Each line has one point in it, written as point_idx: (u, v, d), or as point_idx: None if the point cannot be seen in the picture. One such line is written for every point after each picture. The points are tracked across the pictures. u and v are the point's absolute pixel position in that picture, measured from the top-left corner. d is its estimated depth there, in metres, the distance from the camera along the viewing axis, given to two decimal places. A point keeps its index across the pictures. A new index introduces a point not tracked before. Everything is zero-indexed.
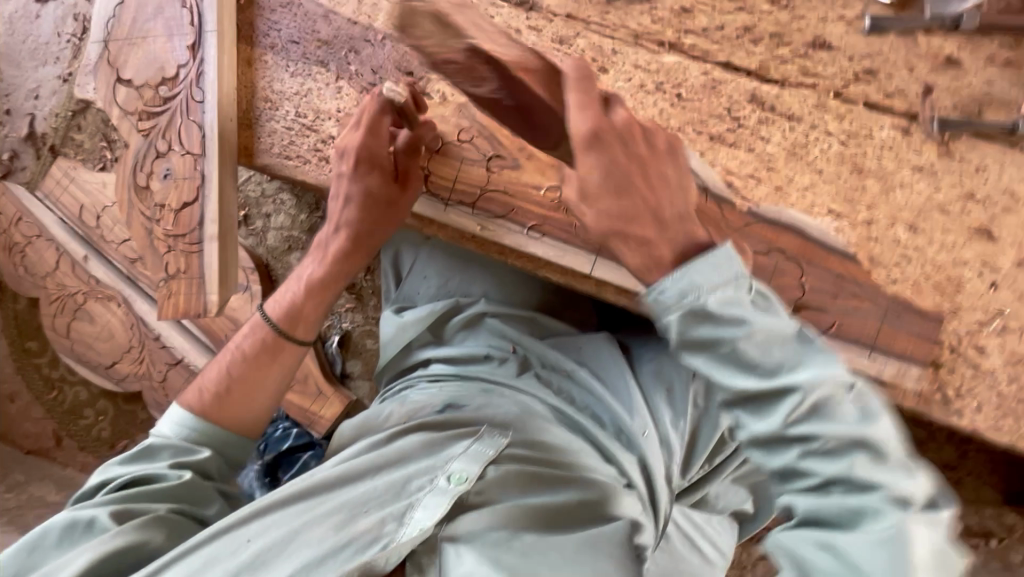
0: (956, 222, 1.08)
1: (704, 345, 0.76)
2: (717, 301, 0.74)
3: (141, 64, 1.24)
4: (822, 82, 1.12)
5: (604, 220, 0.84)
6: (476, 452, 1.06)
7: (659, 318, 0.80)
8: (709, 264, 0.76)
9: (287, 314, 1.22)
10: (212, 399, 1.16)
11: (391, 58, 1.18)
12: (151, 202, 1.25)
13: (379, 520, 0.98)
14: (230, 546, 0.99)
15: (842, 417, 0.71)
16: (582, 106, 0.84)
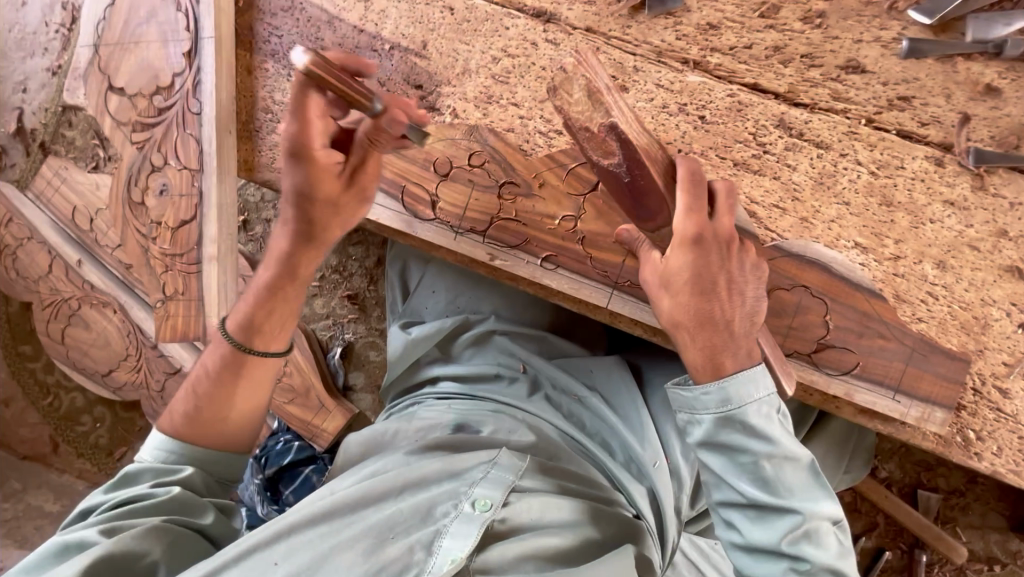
0: (987, 260, 1.04)
1: (725, 450, 0.82)
2: (753, 415, 0.80)
3: (134, 72, 1.17)
4: (854, 108, 1.06)
5: (680, 313, 0.86)
6: (497, 477, 0.96)
7: (690, 413, 0.85)
8: (753, 379, 0.82)
9: (244, 326, 0.98)
10: (186, 422, 0.97)
11: (399, 70, 1.15)
12: (147, 219, 1.19)
13: (407, 547, 0.86)
14: (253, 572, 0.84)
15: (825, 545, 0.78)
16: (690, 209, 0.86)
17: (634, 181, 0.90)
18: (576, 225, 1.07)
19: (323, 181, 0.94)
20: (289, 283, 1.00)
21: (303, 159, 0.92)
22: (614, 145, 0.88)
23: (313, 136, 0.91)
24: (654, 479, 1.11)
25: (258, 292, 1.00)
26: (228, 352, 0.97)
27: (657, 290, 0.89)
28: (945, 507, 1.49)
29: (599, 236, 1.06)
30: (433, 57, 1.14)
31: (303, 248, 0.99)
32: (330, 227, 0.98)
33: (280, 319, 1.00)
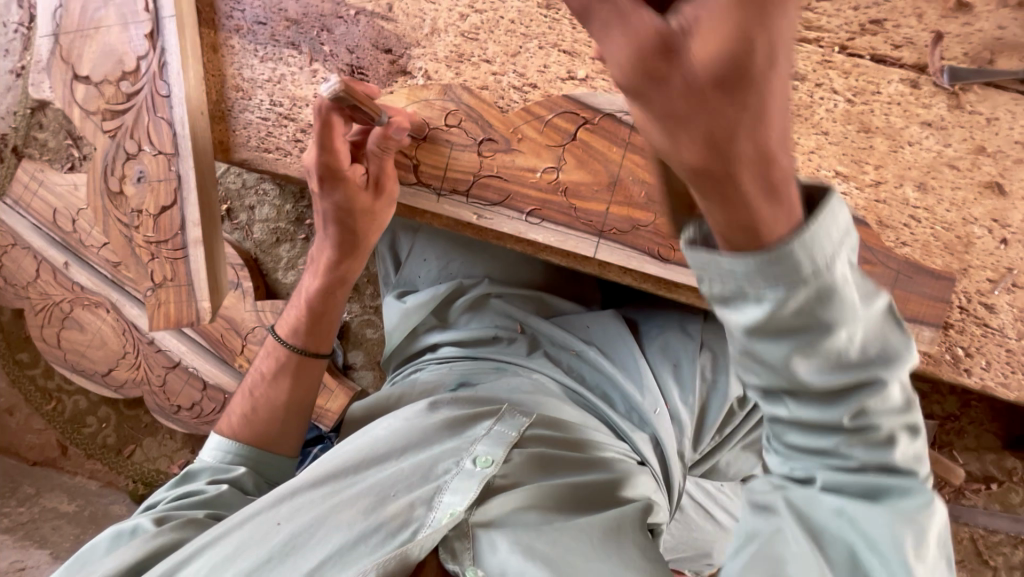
0: (967, 178, 1.05)
1: (780, 325, 0.47)
2: (829, 273, 0.45)
3: (97, 58, 1.13)
4: (826, 36, 1.06)
5: (713, 150, 0.42)
6: (499, 433, 0.97)
7: (718, 284, 0.47)
8: (825, 213, 0.44)
9: (296, 332, 1.12)
10: (241, 423, 1.06)
11: (367, 36, 1.13)
12: (128, 208, 1.17)
13: (409, 503, 0.86)
14: (255, 532, 0.85)
15: (900, 403, 0.52)
16: None
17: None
18: (558, 177, 1.06)
19: (360, 194, 1.06)
20: (339, 287, 1.12)
21: (336, 181, 1.04)
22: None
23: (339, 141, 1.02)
24: (655, 426, 1.13)
25: (308, 299, 1.12)
26: (285, 355, 1.10)
27: (673, 120, 0.42)
28: (942, 432, 1.53)
29: (581, 187, 1.06)
30: (400, 19, 1.12)
31: (348, 257, 1.10)
32: (366, 235, 1.09)
33: (326, 318, 1.12)
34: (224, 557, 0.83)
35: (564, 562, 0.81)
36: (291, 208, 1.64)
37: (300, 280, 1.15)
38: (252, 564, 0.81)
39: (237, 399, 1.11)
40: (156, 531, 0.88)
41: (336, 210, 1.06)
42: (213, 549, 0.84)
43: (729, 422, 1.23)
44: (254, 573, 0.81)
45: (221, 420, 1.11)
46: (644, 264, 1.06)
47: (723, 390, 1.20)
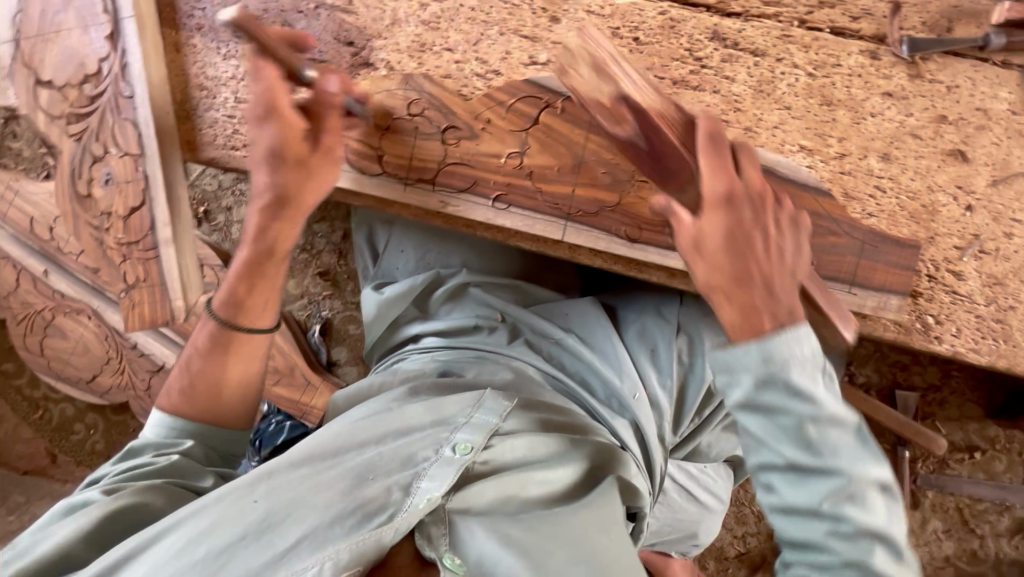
0: (930, 146, 1.05)
1: (764, 409, 0.75)
2: (796, 373, 0.73)
3: (60, 62, 1.13)
4: (784, 11, 1.06)
5: (716, 273, 0.81)
6: (479, 421, 0.96)
7: (725, 376, 0.79)
8: (795, 336, 0.75)
9: (229, 304, 1.05)
10: (183, 399, 1.04)
11: (328, 30, 1.13)
12: (97, 211, 1.17)
13: (386, 488, 0.86)
14: (231, 509, 0.84)
15: (874, 493, 0.73)
16: (713, 170, 0.83)
17: (653, 147, 0.90)
18: (523, 162, 1.08)
19: (295, 143, 1.00)
20: (272, 256, 1.05)
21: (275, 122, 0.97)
22: (630, 116, 0.91)
23: (279, 96, 0.95)
24: (635, 411, 1.14)
25: (241, 268, 1.06)
26: (215, 330, 1.04)
27: (687, 256, 0.82)
28: (924, 404, 1.54)
29: (547, 170, 1.08)
30: (361, 11, 1.13)
31: (283, 217, 1.03)
32: (295, 187, 1.02)
33: (257, 289, 1.05)
34: (198, 533, 0.82)
35: (540, 549, 0.82)
36: None
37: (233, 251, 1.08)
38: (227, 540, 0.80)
39: (174, 373, 1.08)
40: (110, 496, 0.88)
41: (272, 158, 1.00)
42: (185, 528, 0.83)
43: (708, 405, 1.23)
44: (227, 551, 0.80)
45: (161, 394, 1.08)
46: (612, 246, 1.08)
47: (700, 375, 1.20)
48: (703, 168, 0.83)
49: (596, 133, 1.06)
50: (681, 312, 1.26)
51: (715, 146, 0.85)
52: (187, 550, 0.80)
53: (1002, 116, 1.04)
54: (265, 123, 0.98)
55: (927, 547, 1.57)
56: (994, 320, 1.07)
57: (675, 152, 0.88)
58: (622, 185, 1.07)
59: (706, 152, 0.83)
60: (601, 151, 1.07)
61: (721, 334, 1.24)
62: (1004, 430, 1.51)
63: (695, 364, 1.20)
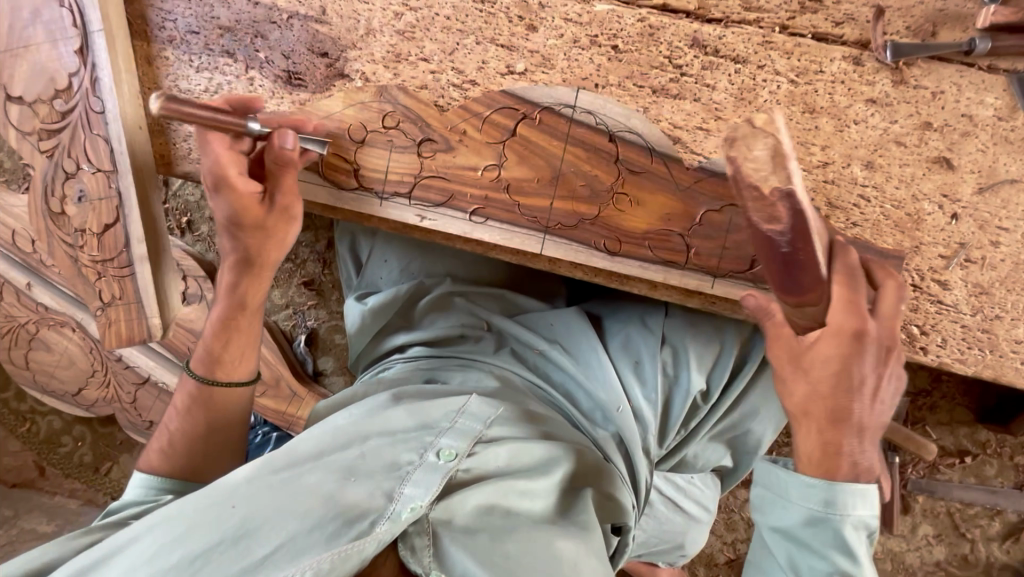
0: (914, 154, 1.03)
1: (804, 543, 0.84)
2: (846, 527, 0.82)
3: (30, 77, 1.11)
4: (766, 16, 1.04)
5: (815, 398, 0.85)
6: (463, 427, 0.89)
7: (775, 496, 0.88)
8: (862, 493, 0.82)
9: (206, 362, 1.05)
10: (161, 458, 1.01)
11: (302, 40, 1.11)
12: (71, 228, 1.15)
13: (369, 493, 0.76)
14: (206, 515, 0.73)
15: None
16: (845, 303, 0.84)
17: (793, 254, 0.85)
18: (500, 174, 1.07)
19: (250, 208, 1.00)
20: (239, 313, 1.06)
21: (225, 190, 0.99)
22: (783, 213, 0.83)
23: (227, 166, 0.99)
24: (619, 422, 1.13)
25: (212, 327, 1.06)
26: (194, 389, 1.04)
27: (788, 373, 0.87)
28: (915, 408, 1.53)
29: (523, 183, 1.07)
30: (334, 21, 1.10)
31: (248, 276, 1.05)
32: (259, 249, 1.03)
33: (228, 345, 1.05)
34: (164, 544, 0.71)
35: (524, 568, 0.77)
36: None
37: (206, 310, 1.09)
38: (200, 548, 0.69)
39: (156, 436, 1.06)
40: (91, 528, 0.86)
41: (230, 222, 1.01)
42: (147, 539, 0.72)
43: (694, 416, 1.23)
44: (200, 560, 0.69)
45: (142, 457, 1.05)
46: (592, 258, 1.08)
47: (685, 385, 1.20)
48: (835, 299, 0.85)
49: (575, 144, 1.05)
50: (666, 323, 1.25)
51: (851, 280, 0.86)
52: (147, 565, 0.69)
53: (988, 122, 1.02)
54: (218, 195, 1.00)
55: (917, 551, 1.56)
56: (980, 330, 1.05)
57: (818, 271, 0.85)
58: (601, 197, 1.06)
59: (841, 284, 0.86)
60: (579, 163, 1.06)
61: (707, 344, 1.23)
62: (994, 434, 1.50)
63: (678, 375, 1.21)
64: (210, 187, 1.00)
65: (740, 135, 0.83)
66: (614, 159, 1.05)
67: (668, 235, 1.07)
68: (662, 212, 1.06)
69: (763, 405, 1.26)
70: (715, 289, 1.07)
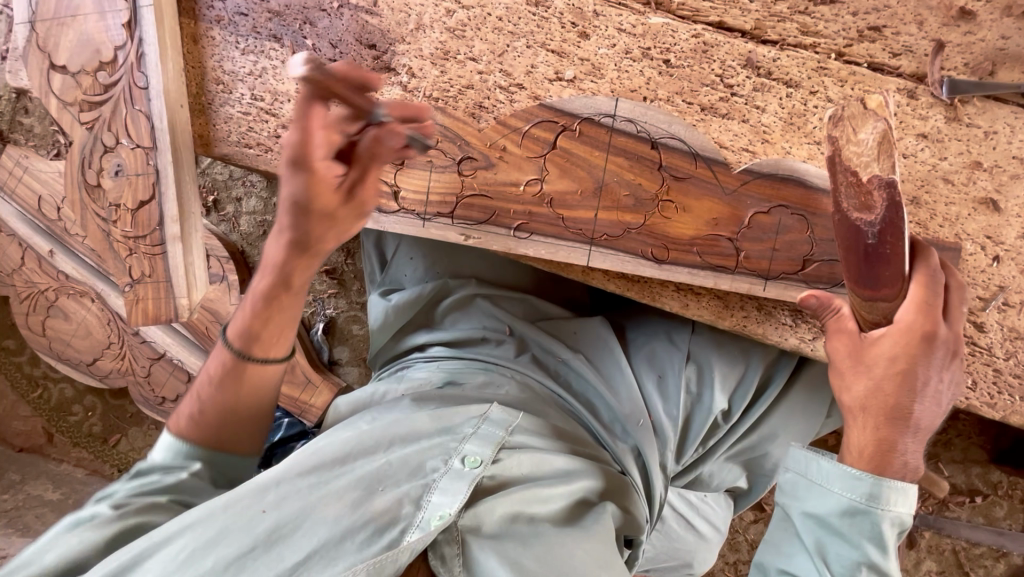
0: (961, 193, 1.02)
1: (836, 531, 0.80)
2: (885, 524, 0.78)
3: (74, 48, 1.11)
4: (822, 42, 1.03)
5: (877, 396, 0.81)
6: (488, 433, 0.88)
7: (812, 481, 0.84)
8: (902, 490, 0.79)
9: (243, 336, 0.94)
10: (190, 427, 0.93)
11: (350, 30, 1.10)
12: (106, 202, 1.15)
13: (397, 499, 0.76)
14: (236, 519, 0.73)
15: None
16: (925, 304, 0.82)
17: (878, 247, 0.85)
18: (542, 189, 1.06)
19: (324, 197, 0.88)
20: (283, 292, 0.94)
21: (303, 170, 0.86)
22: (879, 202, 0.85)
23: (317, 146, 0.85)
24: (638, 438, 1.11)
25: (255, 301, 0.95)
26: (230, 361, 0.93)
27: (845, 372, 0.85)
28: (929, 444, 1.52)
29: (567, 195, 1.06)
30: (384, 13, 1.09)
31: (299, 259, 0.93)
32: (318, 238, 0.92)
33: (272, 321, 0.94)
34: (197, 551, 0.70)
35: None
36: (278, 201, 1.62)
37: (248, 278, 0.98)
38: (234, 554, 0.70)
39: (185, 397, 0.97)
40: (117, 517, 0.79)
41: (296, 205, 0.89)
42: (182, 538, 0.72)
43: (713, 435, 1.22)
44: (236, 564, 0.70)
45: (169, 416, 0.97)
46: (639, 268, 1.07)
47: (707, 405, 1.19)
48: (911, 298, 0.83)
49: (616, 154, 1.03)
50: (691, 340, 1.24)
51: (934, 286, 0.84)
52: (183, 567, 0.69)
53: None
54: (294, 173, 0.87)
55: None
56: (1013, 375, 1.04)
57: (900, 267, 0.85)
58: (645, 206, 1.04)
59: (923, 285, 0.84)
60: (621, 172, 1.04)
61: (731, 365, 1.22)
62: (1007, 476, 1.49)
63: (700, 393, 1.20)
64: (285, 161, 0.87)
65: (848, 114, 0.86)
66: (657, 166, 1.03)
67: (716, 240, 1.04)
68: (709, 216, 1.03)
69: (783, 429, 1.26)
70: (767, 291, 1.04)
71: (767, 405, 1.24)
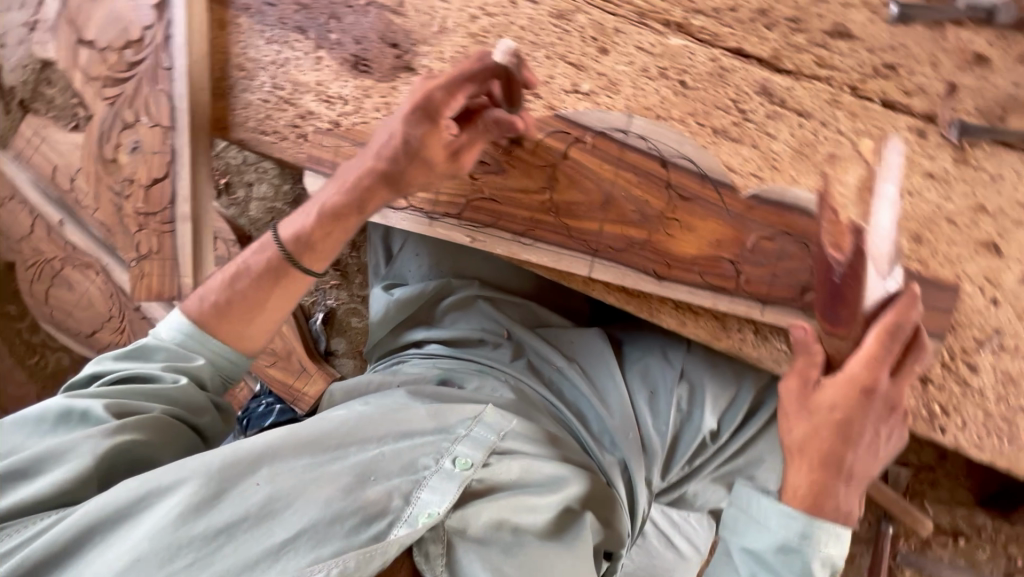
0: (965, 235, 1.02)
1: (769, 565, 0.87)
2: (815, 563, 0.85)
3: (103, 24, 1.17)
4: (838, 75, 1.03)
5: (815, 438, 0.86)
6: (480, 436, 0.87)
7: (755, 519, 0.90)
8: (835, 534, 0.84)
9: (296, 240, 0.94)
10: (215, 310, 0.91)
11: (375, 28, 1.12)
12: (120, 176, 1.19)
13: (387, 491, 0.77)
14: (231, 489, 0.73)
15: None
16: (876, 358, 0.86)
17: (839, 285, 0.94)
18: (551, 197, 1.09)
19: (435, 147, 0.97)
20: (353, 213, 0.97)
21: (429, 121, 0.95)
22: (847, 246, 0.94)
23: (449, 106, 0.95)
24: (626, 451, 1.13)
25: (320, 208, 0.96)
26: (274, 260, 0.93)
27: (793, 412, 0.89)
28: (915, 481, 1.53)
29: (575, 206, 1.08)
30: (410, 13, 1.11)
31: (379, 189, 0.97)
32: (409, 177, 0.97)
33: (330, 234, 0.95)
34: (186, 513, 0.70)
35: None
36: (289, 188, 1.63)
37: (319, 187, 1.00)
38: (226, 520, 0.70)
39: (213, 277, 0.94)
40: (110, 430, 0.77)
41: (405, 145, 0.95)
42: (176, 495, 0.71)
43: (699, 454, 1.23)
44: (225, 533, 0.70)
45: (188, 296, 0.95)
46: (640, 283, 1.08)
47: (696, 424, 1.20)
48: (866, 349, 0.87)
49: (626, 169, 1.06)
50: (686, 358, 1.24)
51: (893, 339, 0.88)
52: (175, 526, 0.69)
53: None
54: (422, 119, 0.95)
55: None
56: (1002, 418, 1.04)
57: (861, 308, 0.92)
58: (651, 222, 1.06)
59: (880, 338, 0.88)
60: (629, 188, 1.06)
61: (725, 387, 1.23)
62: (992, 520, 1.49)
63: (691, 412, 1.20)
64: (416, 107, 0.95)
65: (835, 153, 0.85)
66: (665, 184, 1.05)
67: (718, 261, 1.05)
68: (713, 237, 1.04)
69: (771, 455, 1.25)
70: (764, 316, 1.04)
71: (755, 431, 1.24)
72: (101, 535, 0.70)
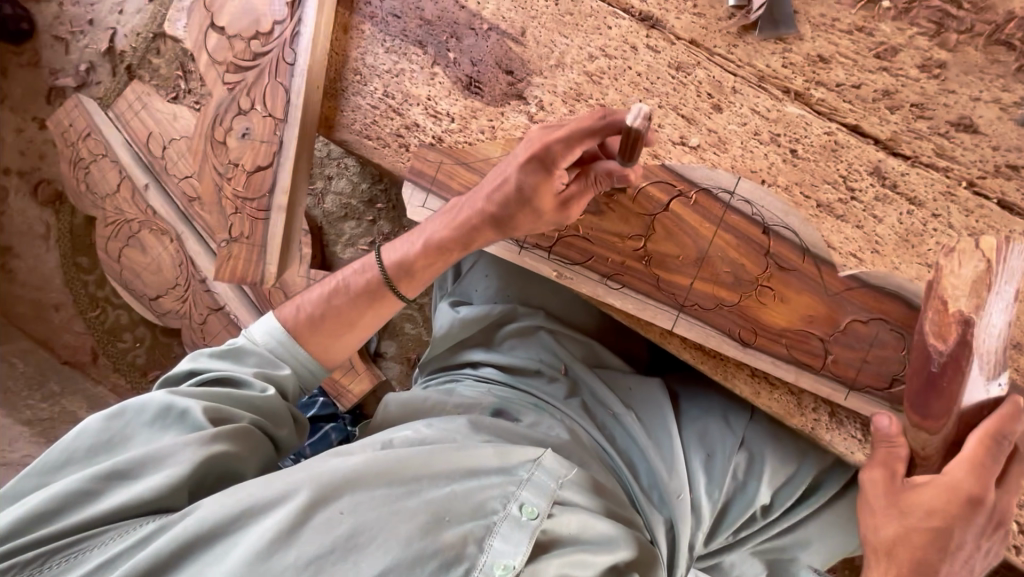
0: None
1: None
2: None
3: (235, 15, 1.23)
4: (956, 168, 0.99)
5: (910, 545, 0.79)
6: (541, 483, 0.86)
7: None
8: None
9: (397, 266, 0.99)
10: (308, 322, 0.96)
11: (493, 53, 1.14)
12: (226, 158, 1.24)
13: (461, 536, 0.76)
14: (314, 518, 0.73)
15: None
16: (979, 465, 0.82)
17: (937, 376, 0.89)
18: (644, 245, 1.09)
19: (547, 196, 0.95)
20: (458, 249, 1.01)
21: (545, 170, 0.92)
22: (952, 335, 0.89)
23: (567, 156, 0.92)
24: (675, 511, 1.10)
25: (425, 238, 1.01)
26: (372, 279, 0.98)
27: (882, 509, 0.84)
28: None
29: (668, 257, 1.07)
30: (529, 44, 1.13)
31: (489, 231, 1.00)
32: (517, 223, 0.98)
33: (432, 264, 1.01)
34: (275, 537, 0.71)
35: None
36: (366, 188, 1.66)
37: (427, 218, 1.04)
38: (311, 555, 0.70)
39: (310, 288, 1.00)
40: (206, 440, 0.79)
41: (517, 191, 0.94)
42: (266, 519, 0.72)
43: (747, 526, 1.18)
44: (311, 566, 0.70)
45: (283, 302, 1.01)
46: (722, 346, 1.07)
47: (749, 497, 1.16)
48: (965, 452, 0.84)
49: (726, 230, 1.05)
50: (746, 427, 1.22)
51: (995, 446, 0.84)
52: (264, 554, 0.70)
53: None
54: (539, 168, 0.92)
55: None
56: None
57: (954, 401, 0.87)
58: (743, 287, 1.05)
59: (981, 441, 0.84)
60: (727, 249, 1.05)
61: (783, 462, 1.19)
62: None
63: (745, 483, 1.17)
64: (533, 152, 0.93)
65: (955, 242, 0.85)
66: (764, 252, 1.03)
67: (807, 337, 1.03)
68: (806, 313, 1.02)
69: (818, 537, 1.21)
70: (848, 402, 1.02)
71: (806, 511, 1.20)
72: (198, 551, 0.71)
